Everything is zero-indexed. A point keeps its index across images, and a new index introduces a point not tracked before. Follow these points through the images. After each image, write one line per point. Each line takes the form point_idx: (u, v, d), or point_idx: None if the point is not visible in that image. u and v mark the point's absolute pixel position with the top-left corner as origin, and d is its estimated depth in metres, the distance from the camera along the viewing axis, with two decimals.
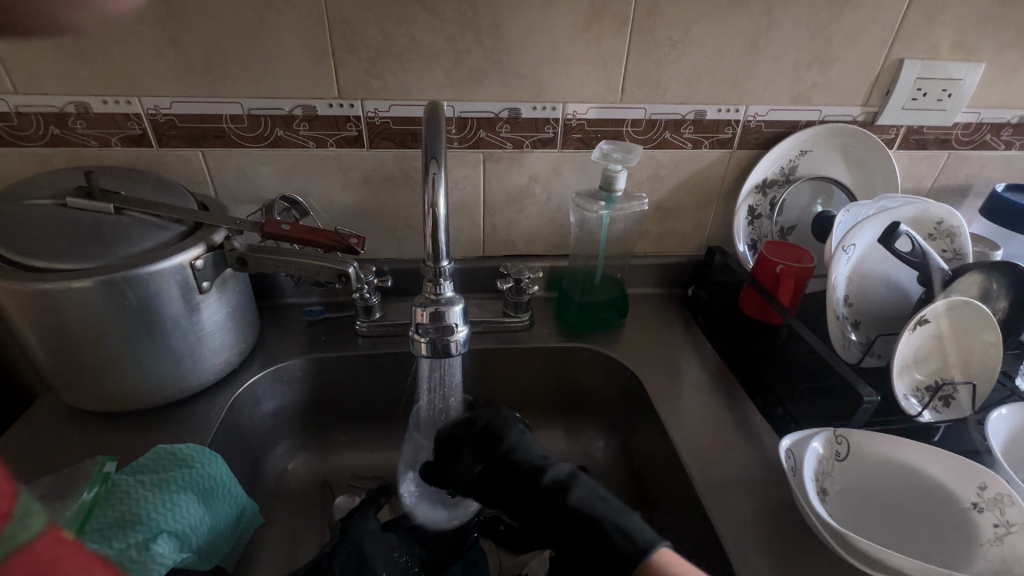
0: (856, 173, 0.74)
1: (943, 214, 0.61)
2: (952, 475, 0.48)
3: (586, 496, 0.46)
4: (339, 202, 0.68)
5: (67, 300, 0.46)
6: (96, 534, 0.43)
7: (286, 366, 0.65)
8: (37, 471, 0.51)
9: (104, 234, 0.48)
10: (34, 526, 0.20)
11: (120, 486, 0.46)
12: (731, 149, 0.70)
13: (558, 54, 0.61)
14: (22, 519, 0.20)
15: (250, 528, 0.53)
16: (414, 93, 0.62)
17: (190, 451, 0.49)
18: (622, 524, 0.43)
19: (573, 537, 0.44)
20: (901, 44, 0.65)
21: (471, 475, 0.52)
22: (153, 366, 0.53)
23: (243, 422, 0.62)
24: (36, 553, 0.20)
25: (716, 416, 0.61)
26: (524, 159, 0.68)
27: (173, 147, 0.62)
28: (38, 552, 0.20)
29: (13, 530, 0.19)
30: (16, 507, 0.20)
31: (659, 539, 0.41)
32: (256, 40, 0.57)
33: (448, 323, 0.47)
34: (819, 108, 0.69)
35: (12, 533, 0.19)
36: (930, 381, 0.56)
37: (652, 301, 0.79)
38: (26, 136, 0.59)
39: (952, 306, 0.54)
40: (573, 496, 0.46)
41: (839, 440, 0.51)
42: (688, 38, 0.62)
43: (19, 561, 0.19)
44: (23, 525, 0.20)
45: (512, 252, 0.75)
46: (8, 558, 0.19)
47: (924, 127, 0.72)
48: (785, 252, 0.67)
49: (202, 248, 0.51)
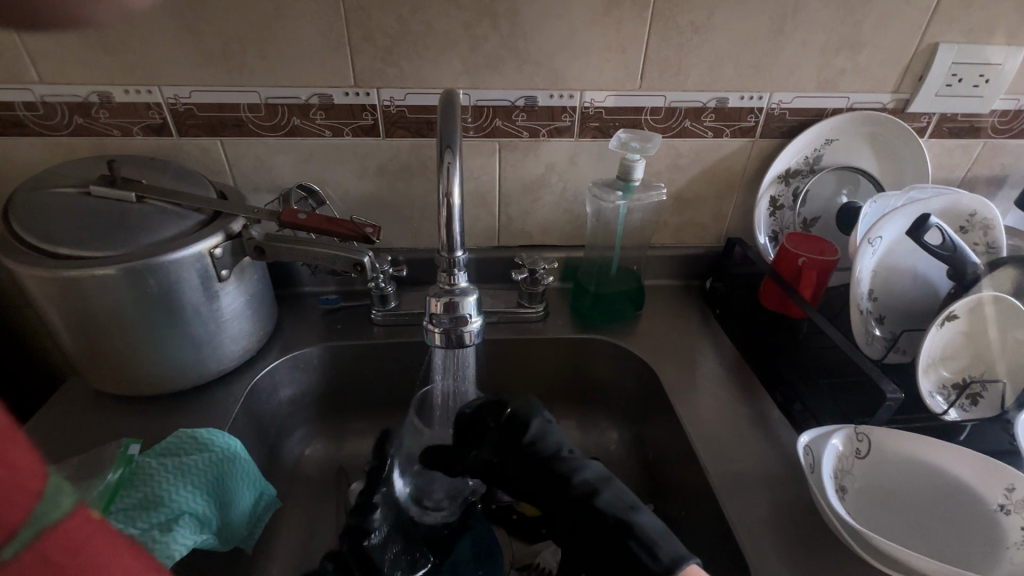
0: (885, 163, 0.71)
1: (976, 206, 0.58)
2: (978, 476, 0.46)
3: (618, 494, 0.45)
4: (355, 191, 0.68)
5: (93, 287, 0.47)
6: (123, 514, 0.44)
7: (304, 353, 0.66)
8: (65, 454, 0.53)
9: (129, 223, 0.49)
10: (65, 506, 0.19)
11: (144, 468, 0.47)
12: (753, 138, 0.68)
13: (576, 40, 0.60)
14: (55, 497, 0.18)
15: (266, 511, 0.54)
16: (429, 81, 0.61)
17: (211, 436, 0.50)
18: (655, 536, 0.41)
19: (566, 517, 0.46)
20: (937, 28, 0.62)
21: (497, 454, 0.53)
22: (174, 352, 0.54)
23: (262, 408, 0.63)
24: (68, 533, 0.19)
25: (732, 411, 0.60)
26: (540, 149, 0.67)
27: (192, 136, 0.62)
28: (70, 533, 0.19)
29: (44, 509, 0.18)
30: (49, 484, 0.18)
31: (691, 556, 0.39)
32: (273, 28, 0.57)
33: (462, 313, 0.47)
34: (847, 96, 0.66)
35: (42, 512, 0.18)
36: (957, 379, 0.54)
37: (668, 293, 0.78)
38: (52, 125, 0.60)
39: (982, 301, 0.52)
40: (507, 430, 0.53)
41: (860, 438, 0.50)
42: (711, 23, 0.60)
43: (53, 541, 0.18)
44: (56, 504, 0.19)
45: (527, 242, 0.75)
46: (39, 540, 0.18)
47: (958, 115, 0.69)
48: (808, 245, 0.66)
49: (220, 237, 0.52)
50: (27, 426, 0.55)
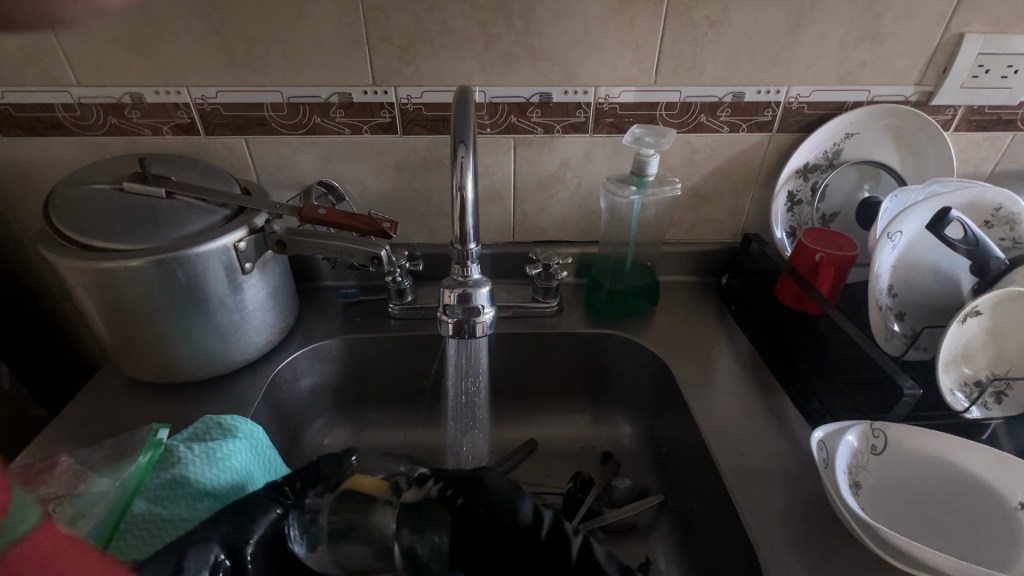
0: (907, 157, 0.70)
1: (1001, 200, 0.57)
2: (999, 475, 0.45)
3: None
4: (374, 188, 0.70)
5: (125, 278, 0.50)
6: (151, 495, 0.46)
7: (323, 345, 0.68)
8: (101, 437, 0.56)
9: (159, 217, 0.52)
10: (31, 519, 0.18)
11: (172, 452, 0.49)
12: (770, 132, 0.68)
13: (590, 37, 0.61)
14: (19, 512, 0.18)
15: (240, 422, 0.52)
16: (445, 78, 0.62)
17: (235, 423, 0.51)
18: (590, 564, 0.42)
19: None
20: (961, 17, 0.61)
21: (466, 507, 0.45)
22: (199, 342, 0.56)
23: (283, 397, 0.65)
24: (36, 544, 0.18)
25: (747, 407, 0.60)
26: (555, 144, 0.67)
27: (218, 135, 0.65)
28: (37, 544, 0.18)
29: (11, 521, 0.18)
30: (13, 499, 0.18)
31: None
32: (294, 28, 0.59)
33: (475, 305, 0.48)
34: (868, 88, 0.65)
35: (10, 524, 0.18)
36: (979, 376, 0.53)
37: (683, 289, 0.78)
38: (87, 126, 0.63)
39: (1007, 296, 0.51)
40: (494, 493, 0.44)
41: (875, 434, 0.49)
42: (727, 17, 0.60)
43: (18, 555, 0.18)
44: (21, 518, 0.18)
45: (542, 238, 0.75)
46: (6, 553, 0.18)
47: (985, 108, 0.67)
48: (825, 240, 0.65)
49: (244, 231, 0.54)
50: (64, 412, 0.58)
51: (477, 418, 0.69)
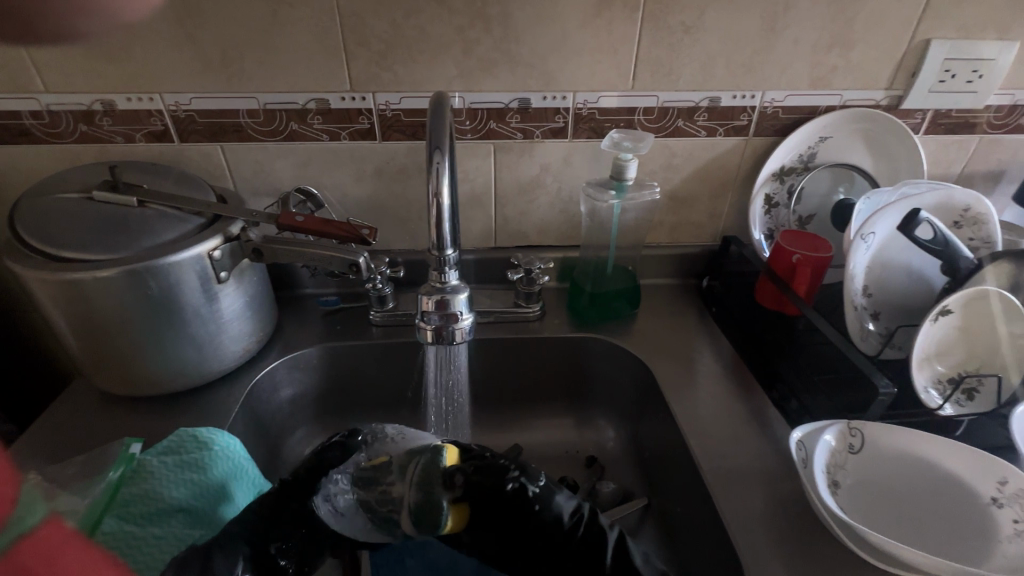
0: (880, 160, 0.72)
1: (969, 201, 0.58)
2: (972, 471, 0.46)
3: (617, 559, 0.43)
4: (353, 194, 0.69)
5: (95, 288, 0.48)
6: (123, 511, 0.45)
7: (303, 354, 0.67)
8: (71, 453, 0.54)
9: (130, 225, 0.50)
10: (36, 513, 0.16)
11: (145, 467, 0.48)
12: (747, 137, 0.69)
13: (567, 43, 0.61)
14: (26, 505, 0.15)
15: (217, 434, 0.50)
16: (424, 84, 0.62)
17: (212, 437, 0.50)
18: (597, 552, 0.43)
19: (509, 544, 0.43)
20: (928, 24, 0.62)
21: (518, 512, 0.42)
22: (174, 352, 0.55)
23: (261, 408, 0.64)
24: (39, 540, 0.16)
25: (728, 408, 0.60)
26: (535, 150, 0.68)
27: (193, 141, 0.64)
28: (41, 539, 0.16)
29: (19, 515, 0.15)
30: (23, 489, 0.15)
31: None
32: (270, 33, 0.58)
33: (454, 311, 0.48)
34: (840, 93, 0.67)
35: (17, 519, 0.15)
36: (952, 374, 0.54)
37: (665, 292, 0.79)
38: (56, 133, 0.62)
39: (977, 295, 0.52)
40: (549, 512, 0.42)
41: (852, 433, 0.50)
42: (702, 23, 0.60)
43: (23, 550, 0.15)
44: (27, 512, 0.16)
45: (524, 243, 0.75)
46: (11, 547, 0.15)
47: (953, 111, 0.69)
48: (803, 241, 0.66)
49: (218, 239, 0.53)
50: (32, 427, 0.56)
51: (460, 425, 0.68)
